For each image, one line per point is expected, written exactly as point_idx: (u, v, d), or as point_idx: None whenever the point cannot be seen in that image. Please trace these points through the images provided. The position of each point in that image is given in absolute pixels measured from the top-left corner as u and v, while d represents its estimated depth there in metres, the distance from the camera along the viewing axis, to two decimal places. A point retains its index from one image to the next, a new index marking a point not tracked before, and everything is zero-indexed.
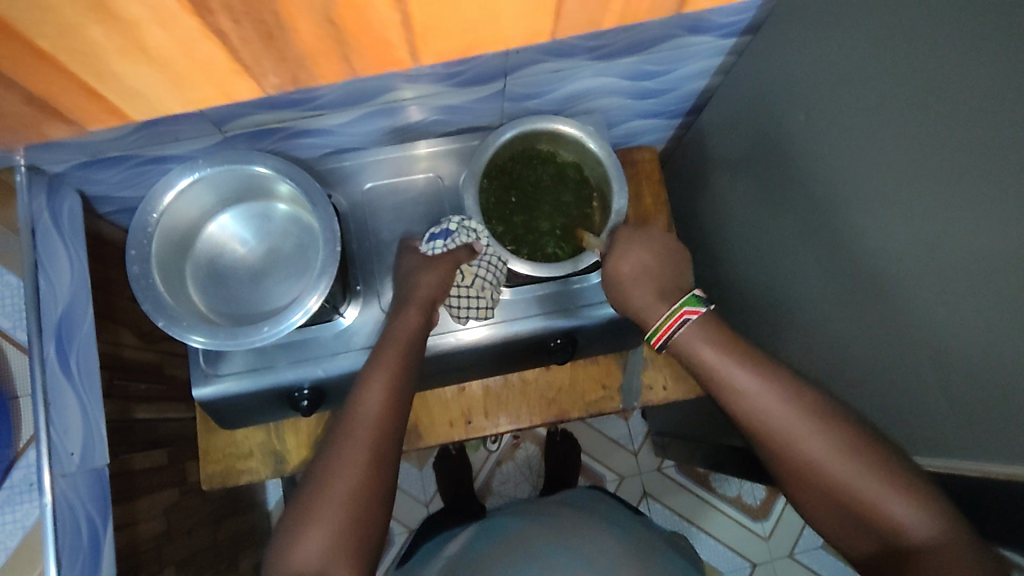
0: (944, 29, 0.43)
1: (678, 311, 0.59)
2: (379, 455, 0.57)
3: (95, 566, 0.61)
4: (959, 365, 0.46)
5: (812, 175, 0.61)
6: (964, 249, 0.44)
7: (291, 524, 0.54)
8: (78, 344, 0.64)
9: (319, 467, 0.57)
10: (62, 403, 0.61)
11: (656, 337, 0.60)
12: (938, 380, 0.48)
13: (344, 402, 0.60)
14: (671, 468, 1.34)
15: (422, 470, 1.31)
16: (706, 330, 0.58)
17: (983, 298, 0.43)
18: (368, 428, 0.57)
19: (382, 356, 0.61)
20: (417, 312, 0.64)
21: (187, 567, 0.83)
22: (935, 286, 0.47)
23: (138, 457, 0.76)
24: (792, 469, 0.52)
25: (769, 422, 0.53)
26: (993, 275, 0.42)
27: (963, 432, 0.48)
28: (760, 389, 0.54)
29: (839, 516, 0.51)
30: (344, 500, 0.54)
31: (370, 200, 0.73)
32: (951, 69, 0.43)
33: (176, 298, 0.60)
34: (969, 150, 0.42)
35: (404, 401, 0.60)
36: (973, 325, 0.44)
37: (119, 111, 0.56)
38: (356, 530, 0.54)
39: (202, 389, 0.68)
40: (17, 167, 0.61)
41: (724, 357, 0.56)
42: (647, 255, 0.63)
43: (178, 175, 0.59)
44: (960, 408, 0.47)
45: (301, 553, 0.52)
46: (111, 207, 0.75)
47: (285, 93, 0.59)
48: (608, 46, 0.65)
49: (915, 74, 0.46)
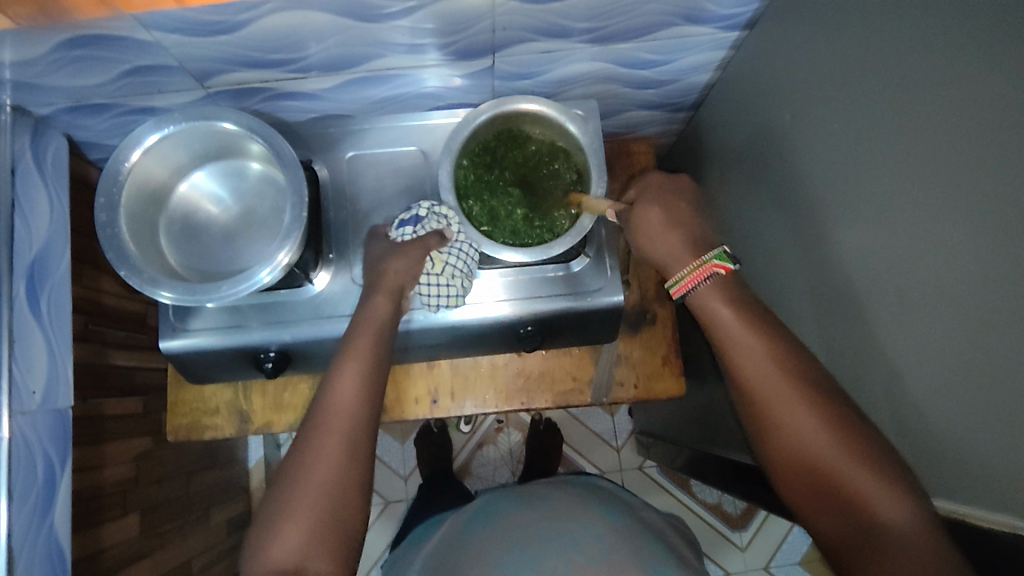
0: (954, 33, 0.40)
1: (705, 264, 0.58)
2: (355, 446, 0.55)
3: (48, 504, 0.63)
4: (944, 392, 0.44)
5: (809, 178, 0.58)
6: (956, 274, 0.41)
7: (267, 523, 0.52)
8: (49, 287, 0.66)
9: (293, 462, 0.54)
10: (28, 342, 0.63)
11: (678, 288, 0.59)
12: (925, 406, 0.46)
13: (315, 395, 0.59)
14: (653, 469, 1.32)
15: (404, 444, 1.32)
16: (721, 294, 0.57)
17: (978, 324, 0.40)
18: (341, 420, 0.56)
19: (350, 345, 0.60)
20: (385, 300, 0.62)
21: (154, 515, 0.84)
22: (930, 309, 0.44)
23: (110, 403, 0.78)
24: (775, 437, 0.52)
25: (761, 386, 0.53)
26: (982, 296, 0.40)
27: (949, 467, 0.45)
28: (758, 358, 0.54)
29: (813, 491, 0.50)
30: (321, 495, 0.52)
31: (353, 168, 0.72)
32: (958, 76, 0.40)
33: (144, 250, 0.59)
34: (970, 167, 0.40)
35: (377, 391, 0.59)
36: (963, 352, 0.41)
37: (101, 54, 0.56)
38: (336, 527, 0.52)
39: (169, 342, 0.68)
40: (3, 106, 0.62)
41: (733, 320, 0.56)
42: (669, 202, 0.62)
43: (146, 130, 0.58)
44: (943, 440, 0.45)
45: (277, 551, 0.50)
46: (101, 154, 0.76)
47: (269, 51, 0.58)
48: (606, 30, 0.62)
49: (922, 79, 0.43)
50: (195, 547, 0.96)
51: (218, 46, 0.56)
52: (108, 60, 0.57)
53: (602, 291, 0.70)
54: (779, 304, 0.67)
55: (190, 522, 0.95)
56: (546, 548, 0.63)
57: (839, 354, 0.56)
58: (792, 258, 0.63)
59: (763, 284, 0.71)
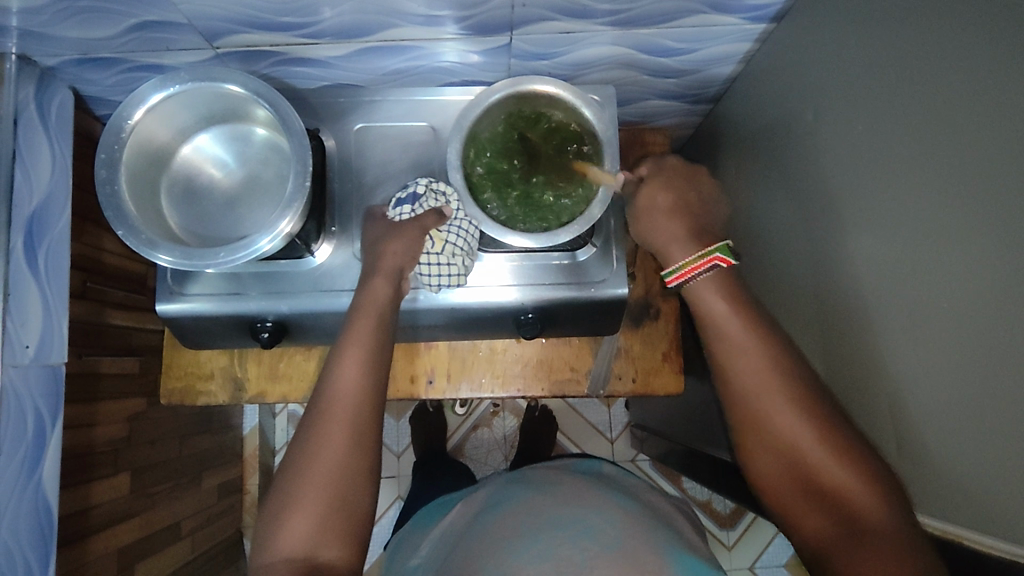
0: (991, 39, 0.38)
1: (710, 256, 0.59)
2: (359, 433, 0.54)
3: (37, 459, 0.63)
4: (950, 411, 0.42)
5: (826, 181, 0.57)
6: (966, 291, 0.40)
7: (271, 512, 0.52)
8: (49, 242, 0.65)
9: (297, 449, 0.54)
10: (23, 294, 0.62)
11: (675, 276, 0.60)
12: (929, 425, 0.45)
13: (318, 380, 0.57)
14: (646, 462, 1.31)
15: (399, 421, 1.32)
16: (717, 287, 0.59)
17: (988, 346, 0.39)
18: (346, 404, 0.55)
19: (352, 330, 0.58)
20: (385, 282, 0.61)
21: (145, 475, 0.84)
22: (938, 324, 0.43)
23: (107, 361, 0.77)
24: (762, 428, 0.54)
25: (753, 379, 0.55)
26: (992, 318, 0.38)
27: (949, 491, 0.44)
28: (746, 350, 0.56)
29: (798, 484, 0.52)
30: (326, 483, 0.52)
31: (361, 141, 0.71)
32: (989, 83, 0.38)
33: (143, 210, 0.58)
34: (990, 181, 0.38)
35: (381, 376, 0.58)
36: (971, 371, 0.40)
37: (106, 7, 0.54)
38: (344, 514, 0.52)
39: (166, 305, 0.68)
40: (8, 54, 0.61)
41: (723, 312, 0.58)
42: (682, 192, 0.63)
43: (152, 88, 0.57)
44: (945, 461, 0.43)
45: (285, 542, 0.50)
46: (108, 110, 0.75)
47: (279, 14, 0.57)
48: (629, 13, 0.60)
49: (954, 85, 0.41)
50: (185, 510, 0.96)
51: (228, 5, 0.55)
52: (114, 13, 0.55)
53: (607, 283, 0.69)
54: (787, 308, 0.66)
55: (182, 485, 0.95)
56: (559, 537, 0.61)
57: (843, 363, 0.55)
58: (802, 263, 0.62)
59: (772, 285, 0.69)
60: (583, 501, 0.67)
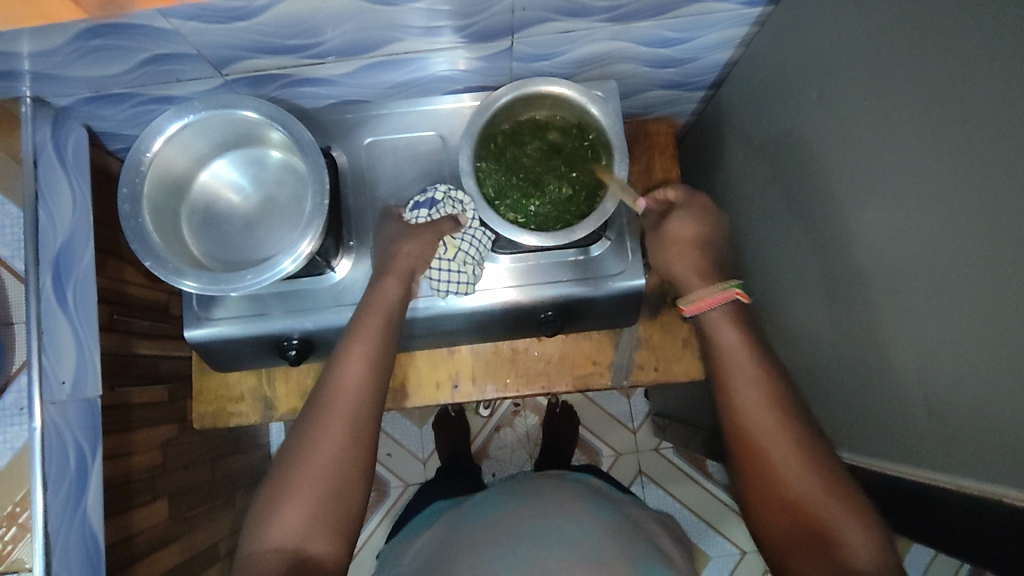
0: (990, 9, 0.39)
1: (731, 291, 0.60)
2: (360, 429, 0.55)
3: (80, 492, 0.64)
4: (977, 368, 0.43)
5: (832, 157, 0.57)
6: (982, 253, 0.41)
7: (268, 501, 0.53)
8: (75, 278, 0.67)
9: (295, 445, 0.55)
10: (56, 332, 0.64)
11: (695, 304, 0.60)
12: (954, 384, 0.45)
13: (320, 377, 0.58)
14: (669, 450, 1.32)
15: (422, 428, 1.33)
16: (728, 318, 0.60)
17: (1008, 301, 0.39)
18: (346, 400, 0.56)
19: (360, 326, 0.59)
20: (396, 283, 0.62)
21: (180, 500, 0.85)
22: (958, 287, 0.43)
23: (137, 391, 0.78)
24: (763, 468, 0.54)
25: (756, 417, 0.56)
26: (1009, 274, 0.39)
27: (982, 448, 0.44)
28: (750, 390, 0.57)
29: (793, 526, 0.52)
30: (323, 476, 0.53)
31: (371, 155, 0.72)
32: (989, 54, 0.39)
33: (167, 240, 0.60)
34: (1000, 147, 0.39)
35: (382, 373, 0.59)
36: (996, 328, 0.41)
37: (117, 45, 0.55)
38: (338, 507, 0.53)
39: (194, 330, 0.69)
40: (23, 98, 0.62)
41: (736, 345, 0.59)
42: (705, 227, 0.64)
43: (168, 119, 0.58)
44: (976, 419, 0.44)
45: (277, 531, 0.51)
46: (122, 144, 0.76)
47: (285, 37, 0.58)
48: (625, 8, 0.61)
49: (956, 58, 0.42)
50: (221, 532, 0.97)
51: (236, 33, 0.56)
52: (125, 50, 0.56)
53: (623, 276, 0.70)
54: (799, 285, 0.67)
55: (216, 507, 0.96)
56: (537, 546, 0.62)
57: (863, 334, 0.55)
58: (813, 241, 0.62)
59: (784, 264, 0.70)
60: (571, 509, 0.68)
